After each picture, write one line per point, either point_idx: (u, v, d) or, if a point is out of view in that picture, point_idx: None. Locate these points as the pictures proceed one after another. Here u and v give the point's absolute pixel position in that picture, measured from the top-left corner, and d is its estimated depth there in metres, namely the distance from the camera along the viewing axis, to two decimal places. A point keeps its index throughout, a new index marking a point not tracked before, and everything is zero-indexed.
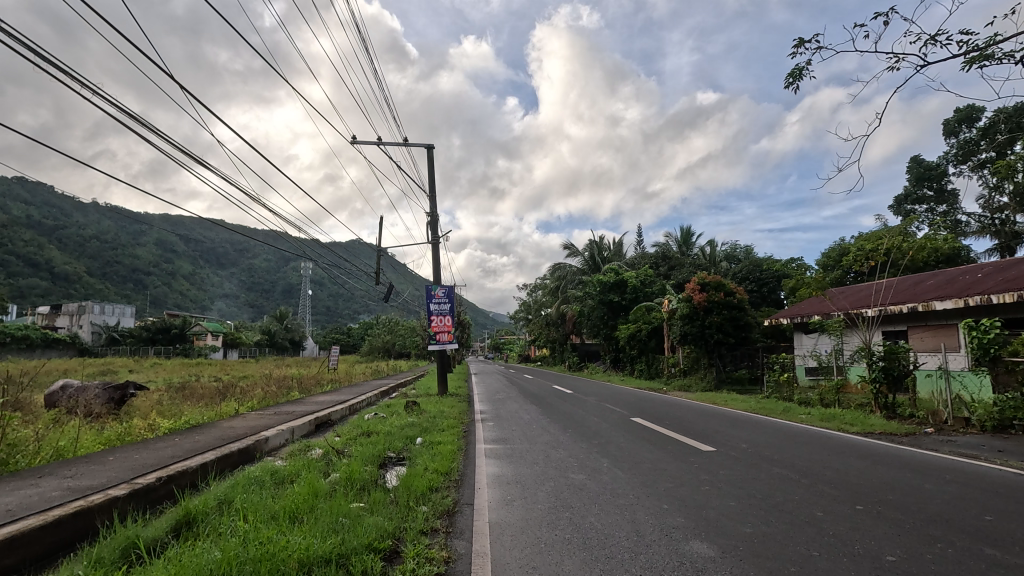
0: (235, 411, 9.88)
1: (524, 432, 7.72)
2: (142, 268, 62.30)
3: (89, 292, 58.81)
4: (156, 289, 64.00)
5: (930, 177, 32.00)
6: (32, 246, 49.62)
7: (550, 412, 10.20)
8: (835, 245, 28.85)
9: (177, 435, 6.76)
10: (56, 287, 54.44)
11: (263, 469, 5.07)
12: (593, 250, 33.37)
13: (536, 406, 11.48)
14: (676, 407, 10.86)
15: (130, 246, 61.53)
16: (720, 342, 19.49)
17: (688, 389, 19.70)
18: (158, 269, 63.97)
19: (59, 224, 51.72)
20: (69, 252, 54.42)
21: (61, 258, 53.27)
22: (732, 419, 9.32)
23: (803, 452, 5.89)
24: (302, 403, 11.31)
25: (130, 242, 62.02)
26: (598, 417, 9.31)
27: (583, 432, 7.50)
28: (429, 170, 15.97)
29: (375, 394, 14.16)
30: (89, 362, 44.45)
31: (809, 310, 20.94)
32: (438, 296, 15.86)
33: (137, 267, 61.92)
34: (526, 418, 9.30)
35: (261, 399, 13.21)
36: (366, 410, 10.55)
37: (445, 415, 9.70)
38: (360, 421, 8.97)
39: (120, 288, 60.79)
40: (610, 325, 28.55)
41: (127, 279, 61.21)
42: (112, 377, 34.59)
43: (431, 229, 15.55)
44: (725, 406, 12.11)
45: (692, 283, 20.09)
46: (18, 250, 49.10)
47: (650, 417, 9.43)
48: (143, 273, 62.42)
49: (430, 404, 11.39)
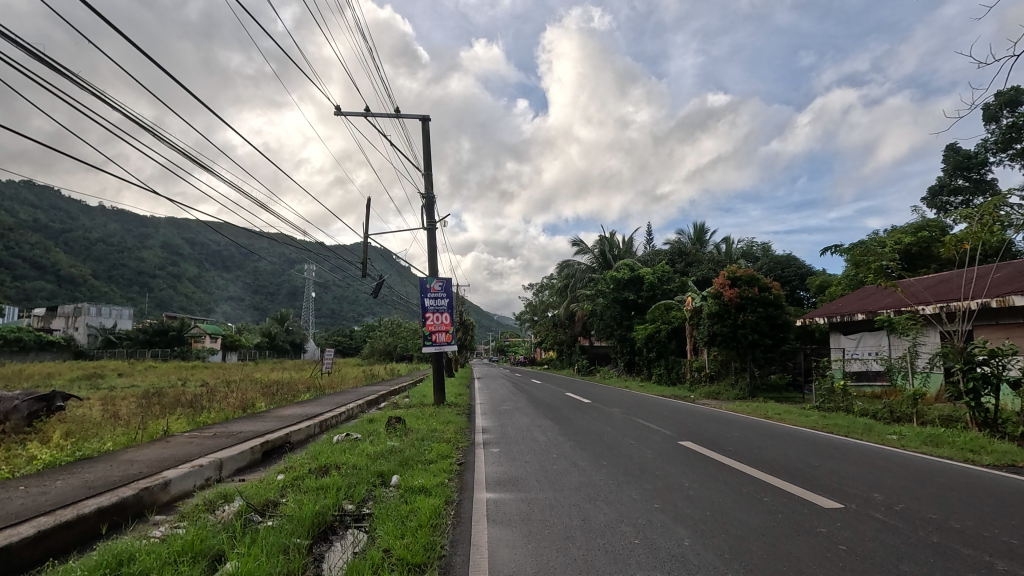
0: (166, 429, 7.71)
1: (542, 466, 5.56)
2: (148, 271, 60.80)
3: (94, 295, 57.45)
4: (161, 292, 62.48)
5: (968, 167, 29.59)
6: (37, 249, 48.34)
7: (570, 432, 8.00)
8: (868, 239, 26.64)
9: (32, 479, 4.52)
10: (62, 290, 53.37)
11: (99, 561, 2.90)
12: (603, 245, 31.18)
13: (551, 421, 9.28)
14: (726, 424, 8.58)
15: (134, 248, 59.67)
16: (754, 343, 17.24)
17: (718, 396, 17.47)
18: (164, 272, 61.73)
19: (66, 228, 50.75)
20: (75, 255, 53.34)
21: (65, 261, 51.85)
22: (803, 440, 7.22)
23: (992, 517, 3.72)
24: (259, 419, 9.11)
25: (134, 244, 60.31)
26: (634, 439, 7.19)
27: (626, 467, 5.36)
28: (423, 145, 13.86)
29: (356, 404, 11.96)
30: (84, 365, 42.71)
31: (855, 309, 18.66)
32: (434, 291, 13.69)
33: (142, 270, 59.72)
34: (542, 442, 7.13)
35: (220, 412, 11.02)
36: (338, 430, 8.38)
37: (438, 436, 7.61)
38: (325, 447, 6.87)
39: (124, 290, 59.40)
40: (625, 325, 26.34)
41: (132, 281, 59.52)
42: (105, 381, 32.90)
43: (426, 213, 13.44)
44: (781, 421, 9.87)
45: (720, 277, 18.00)
46: (23, 254, 47.98)
47: (699, 438, 7.31)
48: (149, 276, 60.88)
49: (420, 420, 9.23)
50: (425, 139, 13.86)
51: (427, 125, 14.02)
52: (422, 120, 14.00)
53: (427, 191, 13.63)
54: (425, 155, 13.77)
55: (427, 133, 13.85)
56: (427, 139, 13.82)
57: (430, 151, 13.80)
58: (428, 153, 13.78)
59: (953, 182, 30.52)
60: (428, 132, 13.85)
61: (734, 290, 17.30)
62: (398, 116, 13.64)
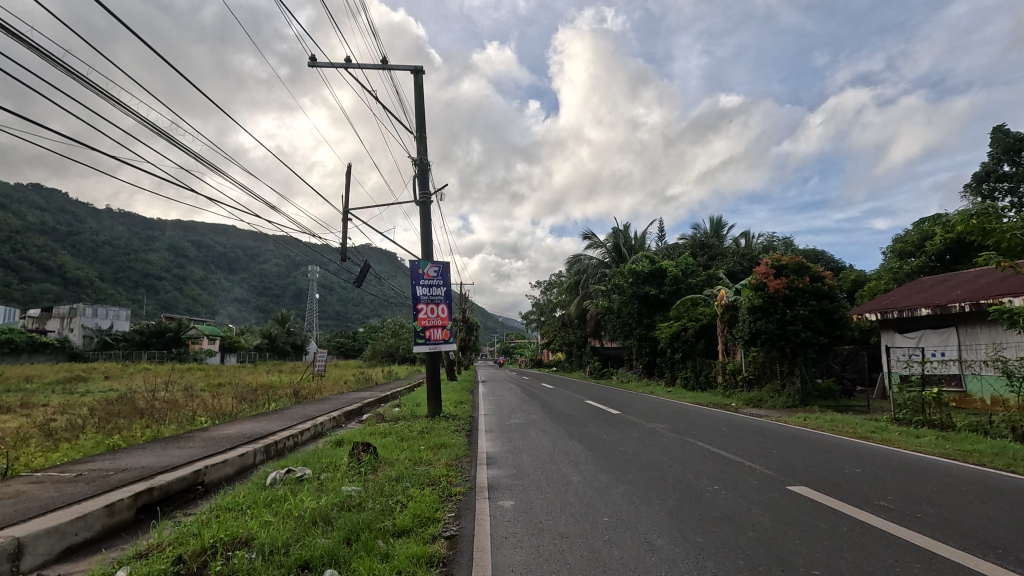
0: (15, 466, 5.18)
1: (598, 556, 3.12)
2: (154, 272, 59.02)
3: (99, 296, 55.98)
4: (167, 294, 59.75)
5: (1020, 149, 26.18)
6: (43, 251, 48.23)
7: (610, 466, 5.47)
8: (915, 231, 23.84)
9: None
10: (67, 292, 52.44)
11: None
12: (617, 238, 28.73)
13: (578, 446, 6.70)
14: (830, 455, 5.99)
15: (142, 251, 58.52)
16: (806, 343, 14.67)
17: (762, 404, 14.96)
18: (169, 274, 59.58)
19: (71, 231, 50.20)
20: (80, 257, 52.40)
21: (72, 263, 51.39)
22: (974, 482, 4.77)
23: None
24: (178, 443, 6.57)
25: (142, 246, 59.09)
26: (715, 482, 4.73)
27: (750, 562, 2.99)
28: (417, 102, 11.47)
29: (327, 417, 9.50)
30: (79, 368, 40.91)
31: (920, 302, 15.99)
32: (428, 277, 11.18)
33: (148, 272, 58.36)
34: (579, 486, 4.69)
35: (149, 430, 8.53)
36: (277, 463, 5.83)
37: (417, 477, 5.05)
38: (238, 501, 4.32)
39: (130, 293, 57.56)
40: (645, 323, 23.68)
41: (138, 284, 57.68)
42: (93, 386, 30.82)
43: (418, 182, 11.06)
44: (883, 443, 7.37)
45: (761, 266, 15.48)
46: (31, 256, 48.17)
47: (812, 479, 4.87)
48: (155, 278, 58.94)
49: (396, 445, 6.67)
50: (418, 94, 11.41)
51: (419, 79, 11.61)
52: (414, 72, 11.62)
53: (420, 158, 11.29)
54: (417, 114, 11.37)
55: (419, 88, 11.47)
56: (419, 95, 11.43)
57: (423, 109, 11.41)
58: (420, 112, 11.38)
59: (999, 168, 27.03)
60: (422, 86, 11.47)
61: (781, 280, 14.78)
62: (385, 66, 11.27)
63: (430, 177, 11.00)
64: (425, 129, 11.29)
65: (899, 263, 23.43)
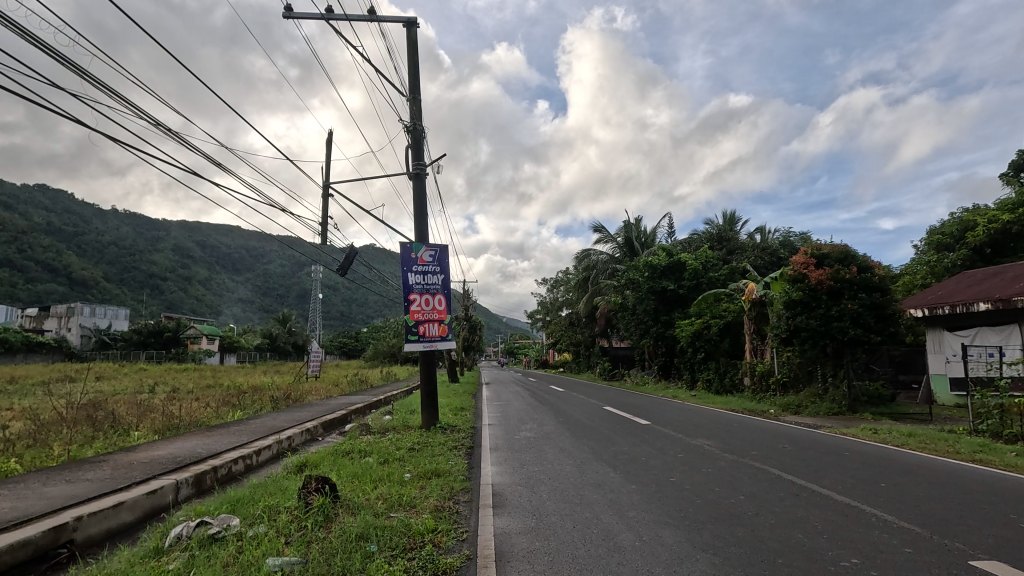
0: None
1: None
2: (159, 273, 57.55)
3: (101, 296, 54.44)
4: (172, 294, 58.32)
5: None
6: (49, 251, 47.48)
7: (673, 515, 3.73)
8: (954, 221, 21.92)
9: None
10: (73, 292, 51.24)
11: None
12: (629, 231, 27.05)
13: (616, 478, 4.95)
14: (983, 497, 4.21)
15: (145, 251, 57.30)
16: (855, 341, 12.87)
17: (802, 410, 13.27)
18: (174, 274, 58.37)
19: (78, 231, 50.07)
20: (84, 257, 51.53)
21: (75, 263, 50.35)
22: None
23: None
24: (78, 472, 4.88)
25: (146, 247, 57.86)
26: (852, 553, 3.02)
27: None
28: (410, 59, 9.81)
29: (298, 429, 7.80)
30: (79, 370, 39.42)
31: (975, 296, 14.18)
32: (421, 262, 9.52)
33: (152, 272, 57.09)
34: (639, 561, 2.97)
35: (78, 446, 6.93)
36: (191, 508, 4.06)
37: (383, 538, 3.30)
38: None
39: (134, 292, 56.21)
40: (661, 321, 21.95)
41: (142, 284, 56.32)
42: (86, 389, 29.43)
43: (411, 152, 9.42)
44: (1004, 470, 5.60)
45: (799, 255, 13.78)
46: (36, 256, 47.32)
47: (997, 547, 3.15)
48: (160, 278, 57.50)
49: (367, 475, 4.95)
50: (410, 50, 9.77)
51: (412, 32, 9.96)
52: (406, 26, 9.97)
53: (413, 124, 9.64)
54: (411, 73, 9.75)
55: (413, 43, 9.82)
56: (411, 50, 9.78)
57: (417, 67, 9.77)
58: (414, 71, 9.72)
59: None
60: (416, 40, 9.80)
61: (823, 270, 13.04)
62: (373, 17, 9.61)
63: (424, 145, 9.36)
64: (418, 91, 9.67)
65: (937, 257, 21.63)
